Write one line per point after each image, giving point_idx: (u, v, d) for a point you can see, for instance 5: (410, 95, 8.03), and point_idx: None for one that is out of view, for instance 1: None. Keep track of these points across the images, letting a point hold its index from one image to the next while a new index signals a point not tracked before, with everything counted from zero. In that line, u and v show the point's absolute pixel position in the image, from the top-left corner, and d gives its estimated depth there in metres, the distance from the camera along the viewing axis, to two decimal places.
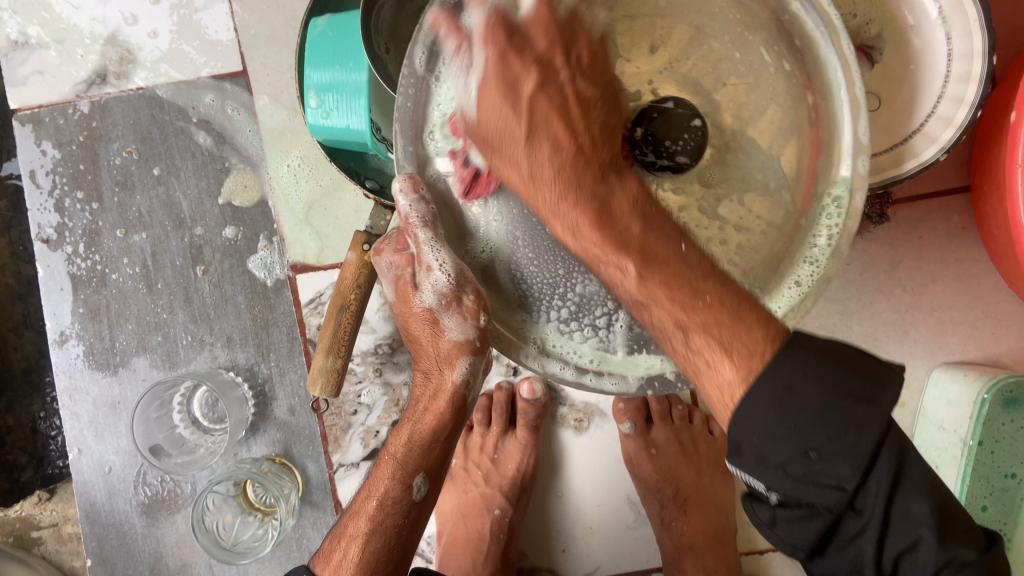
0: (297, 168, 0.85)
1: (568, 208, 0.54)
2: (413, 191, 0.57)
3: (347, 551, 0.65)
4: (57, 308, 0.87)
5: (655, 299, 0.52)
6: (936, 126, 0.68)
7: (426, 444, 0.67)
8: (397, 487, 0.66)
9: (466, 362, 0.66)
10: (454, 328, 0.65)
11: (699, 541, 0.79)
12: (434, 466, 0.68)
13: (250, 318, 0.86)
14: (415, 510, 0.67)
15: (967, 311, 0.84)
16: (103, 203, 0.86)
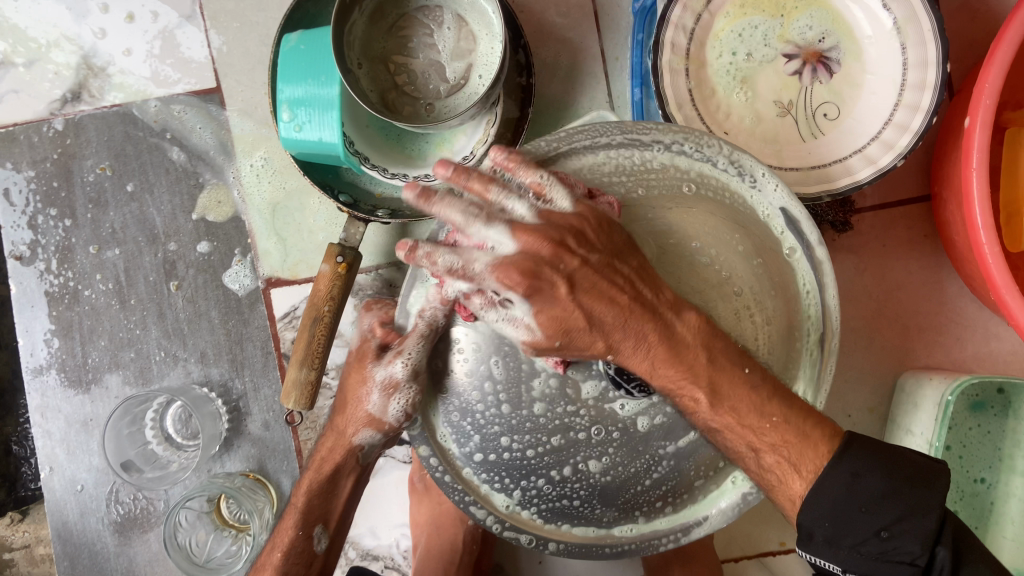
0: (260, 169, 0.85)
1: (637, 327, 0.52)
2: (442, 304, 0.53)
3: None
4: (29, 325, 0.87)
5: (719, 422, 0.53)
6: (893, 132, 0.70)
7: (335, 497, 0.65)
8: (301, 540, 0.64)
9: (370, 433, 0.61)
10: (376, 405, 0.58)
11: (683, 547, 0.80)
12: (337, 519, 0.66)
13: (224, 333, 0.87)
14: (315, 563, 0.65)
15: (932, 317, 0.85)
16: (76, 220, 0.86)
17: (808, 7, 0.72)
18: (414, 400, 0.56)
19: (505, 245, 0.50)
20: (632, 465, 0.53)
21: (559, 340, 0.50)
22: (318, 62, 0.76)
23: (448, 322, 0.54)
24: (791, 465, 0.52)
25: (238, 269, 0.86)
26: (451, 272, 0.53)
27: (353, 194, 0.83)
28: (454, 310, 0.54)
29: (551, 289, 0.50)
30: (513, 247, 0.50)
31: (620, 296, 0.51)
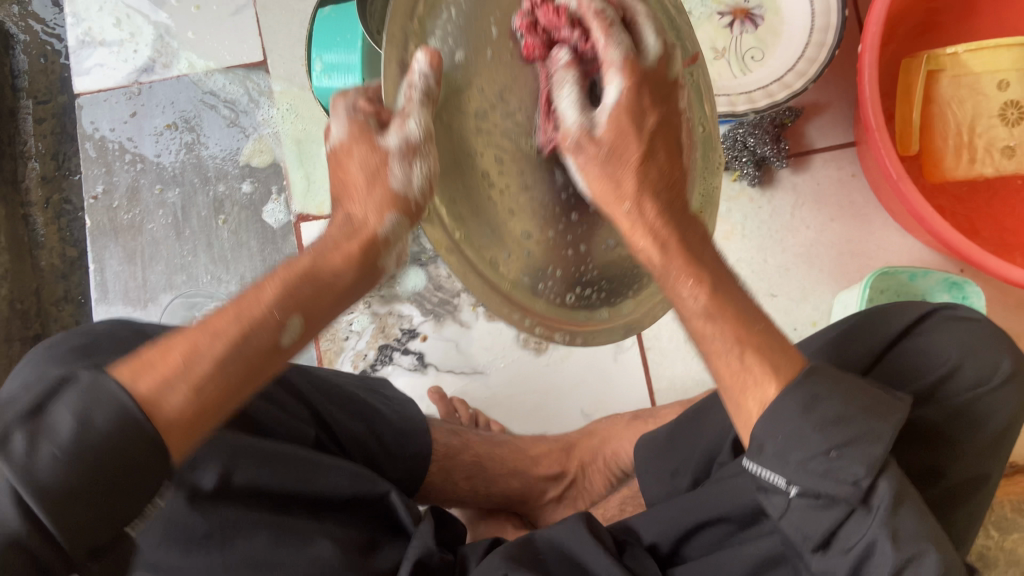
0: (284, 113, 1.04)
1: (659, 154, 0.52)
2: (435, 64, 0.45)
3: (180, 349, 0.45)
4: (100, 253, 1.04)
5: (702, 304, 0.51)
6: (806, 66, 0.88)
7: (325, 273, 0.50)
8: (271, 329, 0.48)
9: (395, 214, 0.49)
10: (399, 175, 0.47)
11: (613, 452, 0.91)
12: (325, 305, 0.50)
13: (261, 259, 1.02)
14: (278, 360, 0.48)
15: (863, 245, 1.00)
16: (144, 165, 1.05)
17: None
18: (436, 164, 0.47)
19: (612, 55, 0.50)
20: (611, 261, 0.58)
21: (608, 148, 0.50)
22: (343, 29, 0.95)
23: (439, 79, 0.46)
24: (768, 375, 0.50)
25: (273, 206, 1.03)
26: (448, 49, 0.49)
27: None
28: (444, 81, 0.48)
29: (642, 101, 0.51)
30: (620, 85, 0.50)
31: (641, 93, 0.51)
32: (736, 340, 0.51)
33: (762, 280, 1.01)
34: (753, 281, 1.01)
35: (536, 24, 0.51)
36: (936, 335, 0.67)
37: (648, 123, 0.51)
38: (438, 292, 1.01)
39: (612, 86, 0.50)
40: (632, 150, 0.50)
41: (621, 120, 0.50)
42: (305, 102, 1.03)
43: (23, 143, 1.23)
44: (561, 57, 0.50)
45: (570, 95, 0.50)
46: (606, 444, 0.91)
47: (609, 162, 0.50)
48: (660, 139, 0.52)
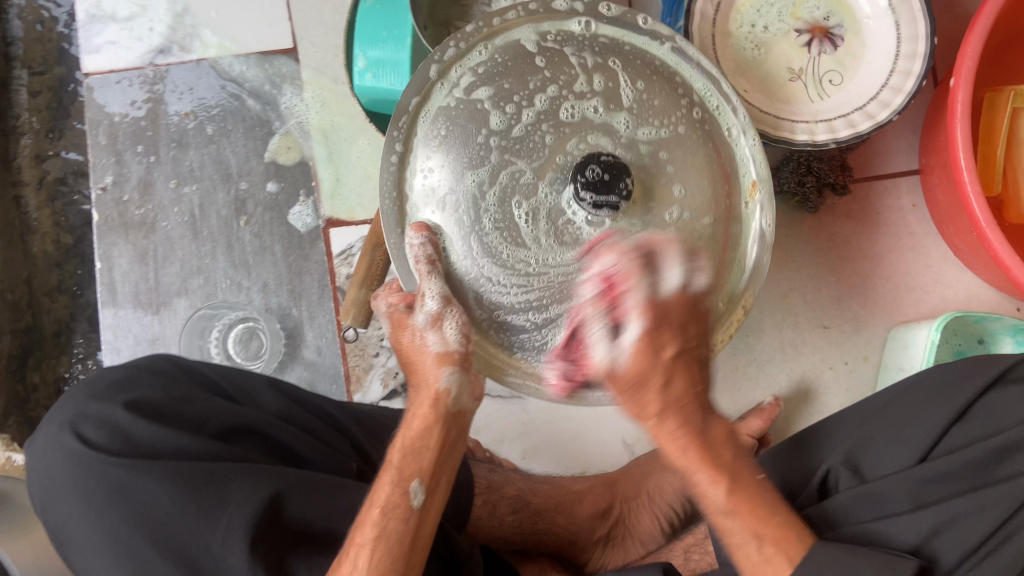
0: (312, 103, 0.96)
1: (677, 384, 0.55)
2: (421, 234, 0.62)
3: (356, 560, 0.55)
4: (107, 251, 0.96)
5: (731, 507, 0.55)
6: (889, 94, 0.82)
7: (427, 451, 0.61)
8: (398, 492, 0.58)
9: (450, 374, 0.63)
10: (436, 341, 0.63)
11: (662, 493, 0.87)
12: (429, 471, 0.61)
13: (286, 266, 0.95)
14: (414, 519, 0.58)
15: (920, 278, 0.96)
16: (159, 157, 0.96)
17: None
18: (462, 318, 0.63)
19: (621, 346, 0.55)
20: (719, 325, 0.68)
21: (638, 381, 0.55)
22: (390, 21, 0.86)
23: (434, 244, 0.62)
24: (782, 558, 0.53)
25: (301, 208, 0.96)
26: (432, 200, 0.63)
27: None
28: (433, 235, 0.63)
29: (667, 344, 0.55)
30: (639, 327, 0.54)
31: (673, 323, 0.55)
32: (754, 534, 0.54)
33: (813, 310, 0.97)
34: (804, 311, 0.97)
35: (603, 288, 0.57)
36: (1008, 395, 0.64)
37: (668, 355, 0.55)
38: None
39: (604, 346, 0.56)
40: (666, 342, 0.55)
41: (640, 359, 0.54)
42: (337, 97, 0.96)
43: (15, 117, 1.13)
44: (604, 275, 0.57)
45: (625, 341, 0.55)
46: (650, 479, 0.88)
47: (633, 402, 0.56)
48: (679, 369, 0.55)
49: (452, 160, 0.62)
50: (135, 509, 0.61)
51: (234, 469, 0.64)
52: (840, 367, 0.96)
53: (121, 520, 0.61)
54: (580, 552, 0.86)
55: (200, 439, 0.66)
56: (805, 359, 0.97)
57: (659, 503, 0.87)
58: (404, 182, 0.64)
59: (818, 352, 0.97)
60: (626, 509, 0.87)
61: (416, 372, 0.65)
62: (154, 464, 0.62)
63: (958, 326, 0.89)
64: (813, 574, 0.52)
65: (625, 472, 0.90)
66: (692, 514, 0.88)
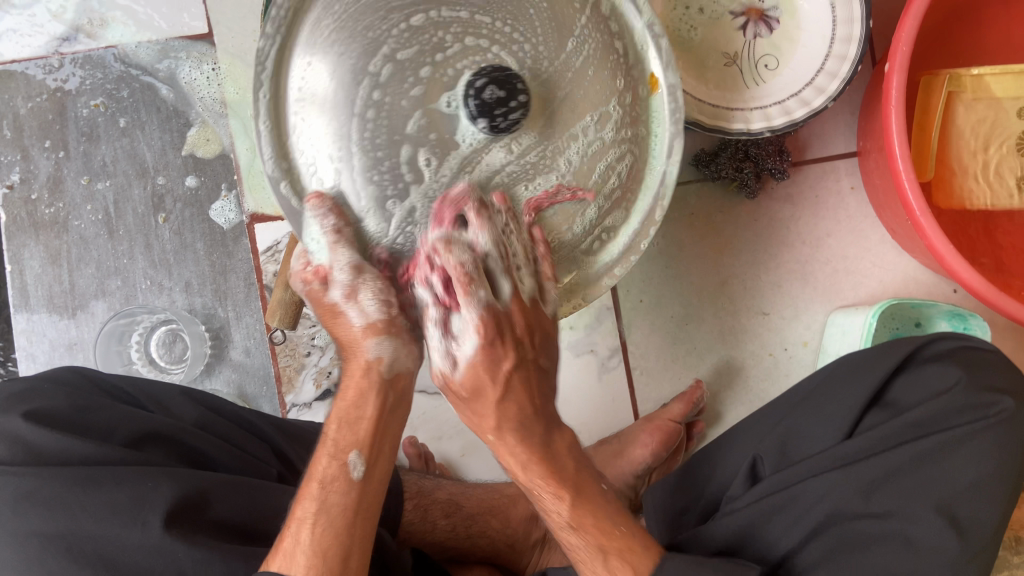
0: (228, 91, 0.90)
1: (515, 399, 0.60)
2: (321, 206, 0.52)
3: (297, 536, 0.55)
4: (18, 252, 0.91)
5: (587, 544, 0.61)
6: (824, 79, 0.81)
7: (363, 421, 0.59)
8: (336, 464, 0.58)
9: (376, 342, 0.58)
10: (357, 313, 0.57)
11: (599, 489, 0.86)
12: (377, 439, 0.60)
13: (209, 264, 0.91)
14: (357, 491, 0.57)
15: (858, 262, 0.95)
16: (68, 152, 0.91)
17: None
18: (380, 284, 0.56)
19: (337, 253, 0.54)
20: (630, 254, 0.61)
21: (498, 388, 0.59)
22: None
23: (336, 209, 0.53)
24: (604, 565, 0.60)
25: (223, 203, 0.91)
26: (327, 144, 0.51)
27: None
28: (334, 200, 0.53)
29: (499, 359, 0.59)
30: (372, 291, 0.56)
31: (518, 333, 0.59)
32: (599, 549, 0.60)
33: (753, 296, 0.96)
34: (745, 298, 0.96)
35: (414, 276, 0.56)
36: (926, 368, 0.66)
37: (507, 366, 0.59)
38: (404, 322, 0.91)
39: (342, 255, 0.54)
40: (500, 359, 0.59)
41: (520, 315, 0.59)
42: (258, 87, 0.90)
43: None
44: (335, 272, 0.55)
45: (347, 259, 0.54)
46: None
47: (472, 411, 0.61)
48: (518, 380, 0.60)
49: (332, 113, 0.51)
50: (44, 522, 0.57)
51: (150, 475, 0.60)
52: (779, 353, 0.95)
53: (32, 536, 0.57)
54: (517, 557, 0.85)
55: (106, 450, 0.61)
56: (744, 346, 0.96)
57: None
58: (280, 108, 0.52)
59: (758, 338, 0.96)
60: None
61: (341, 336, 0.60)
62: (60, 474, 0.58)
63: (894, 308, 0.89)
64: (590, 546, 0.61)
65: None
66: (626, 509, 0.89)
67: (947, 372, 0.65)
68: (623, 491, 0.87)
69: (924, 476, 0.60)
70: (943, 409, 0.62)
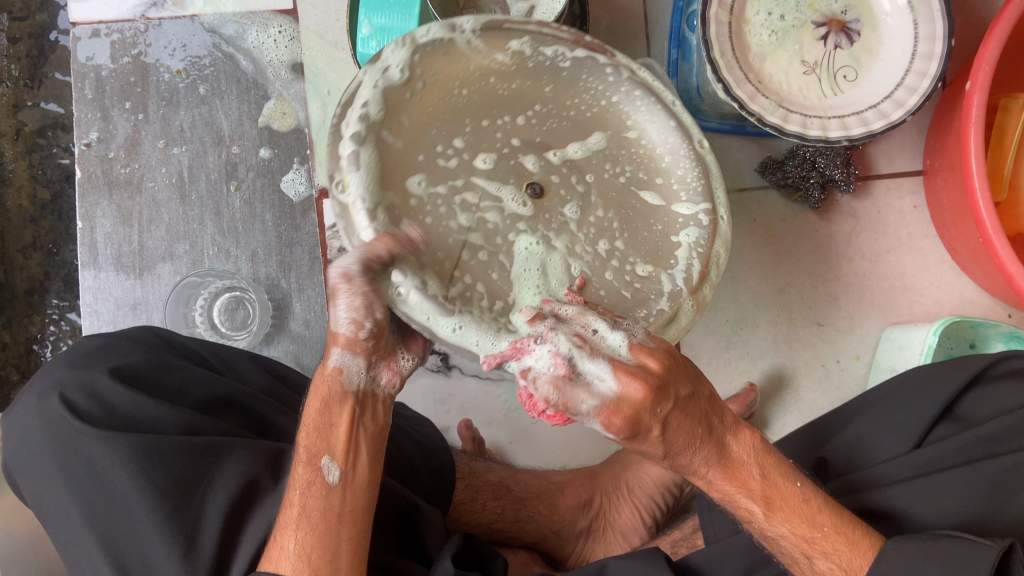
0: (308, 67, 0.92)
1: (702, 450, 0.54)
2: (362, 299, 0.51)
3: (283, 542, 0.55)
4: (90, 210, 0.92)
5: (778, 534, 0.55)
6: (903, 94, 0.81)
7: (335, 429, 0.57)
8: (307, 469, 0.56)
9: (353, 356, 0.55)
10: (345, 326, 0.53)
11: (648, 480, 0.87)
12: (346, 445, 0.57)
13: (276, 235, 0.92)
14: (335, 497, 0.56)
15: (915, 280, 0.96)
16: (147, 115, 0.92)
17: None
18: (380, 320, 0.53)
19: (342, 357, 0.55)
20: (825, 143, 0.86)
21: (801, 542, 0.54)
22: None
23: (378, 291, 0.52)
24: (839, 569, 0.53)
25: (295, 176, 0.93)
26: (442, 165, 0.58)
27: None
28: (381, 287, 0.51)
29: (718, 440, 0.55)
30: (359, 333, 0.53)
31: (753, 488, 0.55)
32: (805, 554, 0.54)
33: (808, 307, 0.96)
34: (800, 308, 0.96)
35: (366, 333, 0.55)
36: (1002, 386, 0.64)
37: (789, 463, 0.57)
38: None
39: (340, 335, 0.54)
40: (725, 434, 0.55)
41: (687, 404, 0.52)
42: (336, 64, 0.92)
43: None
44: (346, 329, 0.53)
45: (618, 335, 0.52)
46: (629, 470, 0.88)
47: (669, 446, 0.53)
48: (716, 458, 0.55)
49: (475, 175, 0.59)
50: (122, 476, 0.57)
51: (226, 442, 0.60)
52: (831, 364, 0.96)
53: (104, 493, 0.56)
54: (562, 544, 0.85)
55: (171, 414, 0.60)
56: (797, 356, 0.96)
57: (639, 494, 0.87)
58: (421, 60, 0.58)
59: (811, 348, 0.96)
60: (606, 502, 0.87)
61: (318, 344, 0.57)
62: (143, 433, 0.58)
63: (954, 327, 0.89)
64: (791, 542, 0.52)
65: (605, 467, 0.90)
66: (671, 505, 0.89)
67: (1022, 390, 0.63)
68: (671, 485, 0.87)
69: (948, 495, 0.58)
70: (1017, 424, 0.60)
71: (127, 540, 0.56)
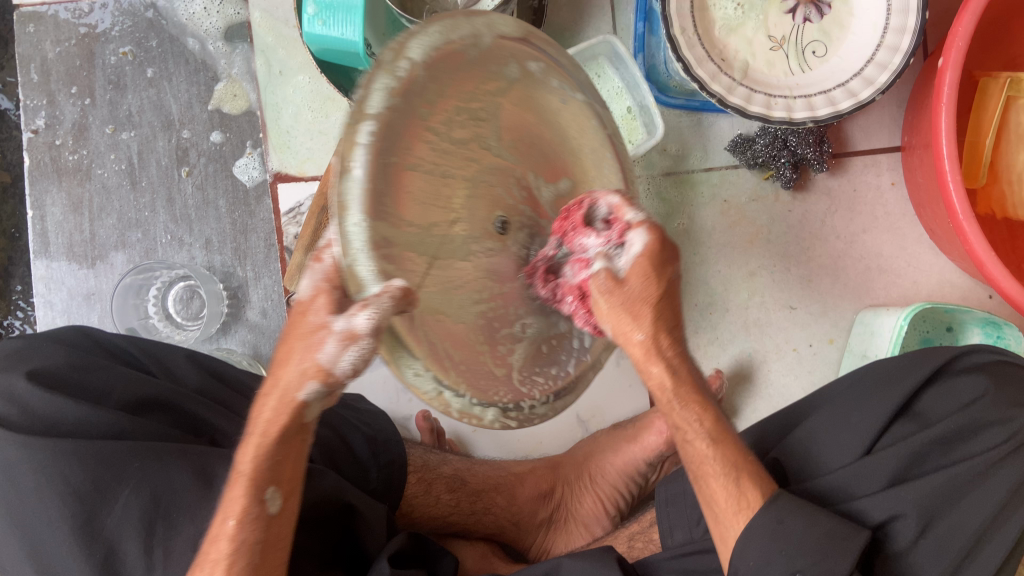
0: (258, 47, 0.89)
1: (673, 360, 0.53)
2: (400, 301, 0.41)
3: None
4: (40, 198, 0.90)
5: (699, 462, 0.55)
6: (873, 71, 0.76)
7: (285, 461, 0.51)
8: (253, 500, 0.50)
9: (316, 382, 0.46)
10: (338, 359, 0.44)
11: (610, 469, 0.85)
12: (292, 476, 0.52)
13: (230, 222, 0.90)
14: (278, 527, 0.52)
15: (892, 260, 0.92)
16: (94, 99, 0.90)
17: None
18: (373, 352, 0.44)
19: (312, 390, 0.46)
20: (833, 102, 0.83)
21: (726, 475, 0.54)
22: None
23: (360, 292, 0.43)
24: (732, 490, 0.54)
25: (247, 161, 0.90)
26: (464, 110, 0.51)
27: None
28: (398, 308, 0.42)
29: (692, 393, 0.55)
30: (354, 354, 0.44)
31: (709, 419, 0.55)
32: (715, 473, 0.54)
33: (781, 291, 0.93)
34: (772, 290, 0.93)
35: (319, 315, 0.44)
36: (961, 379, 0.62)
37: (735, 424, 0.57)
38: None
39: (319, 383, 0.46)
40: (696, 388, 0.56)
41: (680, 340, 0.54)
42: (286, 43, 0.89)
43: None
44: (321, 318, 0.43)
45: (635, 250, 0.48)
46: (591, 459, 0.86)
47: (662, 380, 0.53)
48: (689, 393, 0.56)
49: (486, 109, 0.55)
50: (40, 482, 0.53)
51: (151, 447, 0.56)
52: (804, 349, 0.93)
53: (22, 497, 0.53)
54: (522, 535, 0.84)
55: (96, 415, 0.57)
56: (769, 340, 0.94)
57: (601, 484, 0.85)
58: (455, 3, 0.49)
59: (783, 332, 0.93)
60: (568, 492, 0.86)
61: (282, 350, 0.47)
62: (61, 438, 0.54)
63: (930, 312, 0.86)
64: (760, 559, 0.52)
65: (568, 455, 0.88)
66: (636, 493, 0.87)
67: (978, 385, 0.61)
68: (636, 475, 0.85)
69: (946, 518, 0.56)
70: (976, 424, 0.59)
71: (52, 551, 0.53)
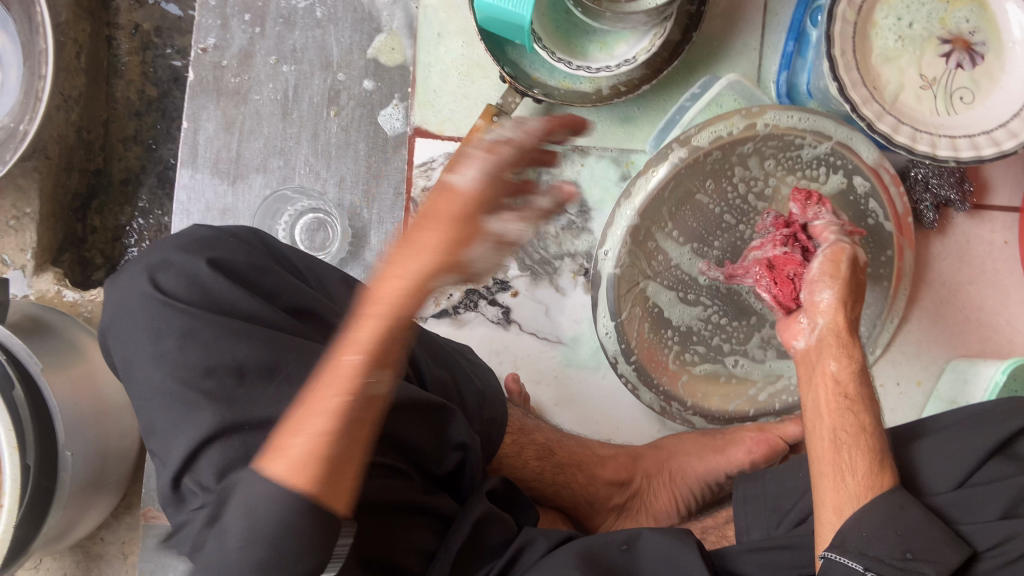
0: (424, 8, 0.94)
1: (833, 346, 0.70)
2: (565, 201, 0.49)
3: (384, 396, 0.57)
4: (196, 112, 0.95)
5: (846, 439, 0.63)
6: (1017, 124, 0.79)
7: None
8: None
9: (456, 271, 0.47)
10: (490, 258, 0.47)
11: (692, 474, 0.87)
12: None
13: (366, 166, 0.95)
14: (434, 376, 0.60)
15: (991, 316, 0.94)
16: (264, 30, 0.96)
17: (963, 8, 0.82)
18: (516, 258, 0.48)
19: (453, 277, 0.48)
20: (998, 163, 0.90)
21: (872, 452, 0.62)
22: None
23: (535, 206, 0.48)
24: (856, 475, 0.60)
25: (392, 111, 0.95)
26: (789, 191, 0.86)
27: (514, 70, 0.91)
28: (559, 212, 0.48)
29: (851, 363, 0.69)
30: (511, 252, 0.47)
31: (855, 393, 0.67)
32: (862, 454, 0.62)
33: None
34: None
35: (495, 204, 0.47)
36: None
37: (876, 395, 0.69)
38: (539, 251, 0.95)
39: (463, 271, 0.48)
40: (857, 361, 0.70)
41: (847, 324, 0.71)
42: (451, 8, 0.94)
43: None
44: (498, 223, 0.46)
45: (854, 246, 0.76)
46: (675, 459, 0.88)
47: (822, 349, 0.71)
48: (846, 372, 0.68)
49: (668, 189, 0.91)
50: (205, 358, 0.59)
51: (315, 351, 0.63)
52: (891, 387, 0.94)
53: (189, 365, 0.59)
54: (592, 514, 0.87)
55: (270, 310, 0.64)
56: None
57: (679, 484, 0.88)
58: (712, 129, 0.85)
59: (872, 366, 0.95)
60: (646, 484, 0.88)
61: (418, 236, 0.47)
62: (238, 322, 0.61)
63: None
64: (873, 532, 0.58)
65: (650, 449, 0.90)
66: (709, 497, 0.90)
67: None
68: (714, 483, 0.88)
69: None
70: None
71: None
